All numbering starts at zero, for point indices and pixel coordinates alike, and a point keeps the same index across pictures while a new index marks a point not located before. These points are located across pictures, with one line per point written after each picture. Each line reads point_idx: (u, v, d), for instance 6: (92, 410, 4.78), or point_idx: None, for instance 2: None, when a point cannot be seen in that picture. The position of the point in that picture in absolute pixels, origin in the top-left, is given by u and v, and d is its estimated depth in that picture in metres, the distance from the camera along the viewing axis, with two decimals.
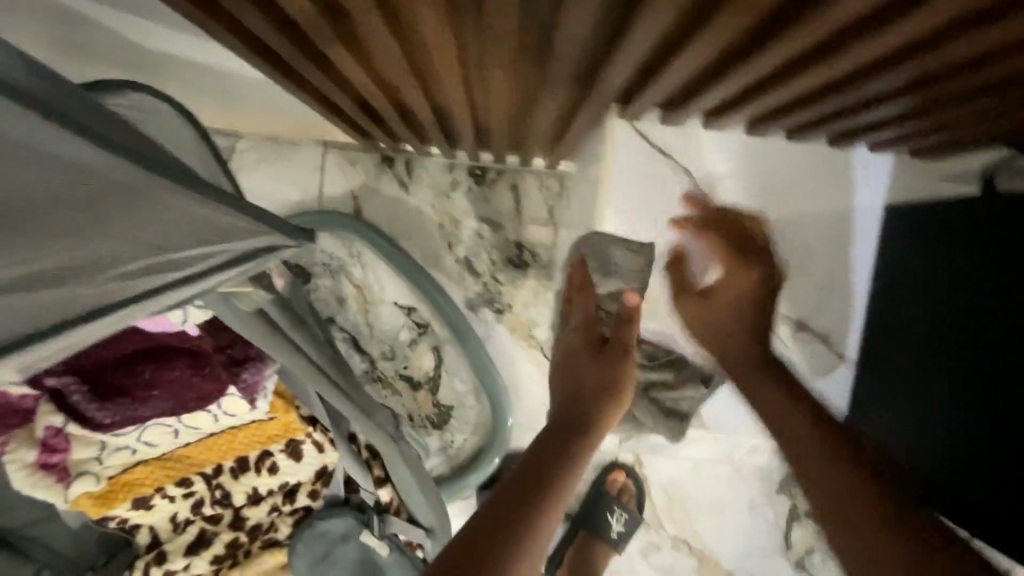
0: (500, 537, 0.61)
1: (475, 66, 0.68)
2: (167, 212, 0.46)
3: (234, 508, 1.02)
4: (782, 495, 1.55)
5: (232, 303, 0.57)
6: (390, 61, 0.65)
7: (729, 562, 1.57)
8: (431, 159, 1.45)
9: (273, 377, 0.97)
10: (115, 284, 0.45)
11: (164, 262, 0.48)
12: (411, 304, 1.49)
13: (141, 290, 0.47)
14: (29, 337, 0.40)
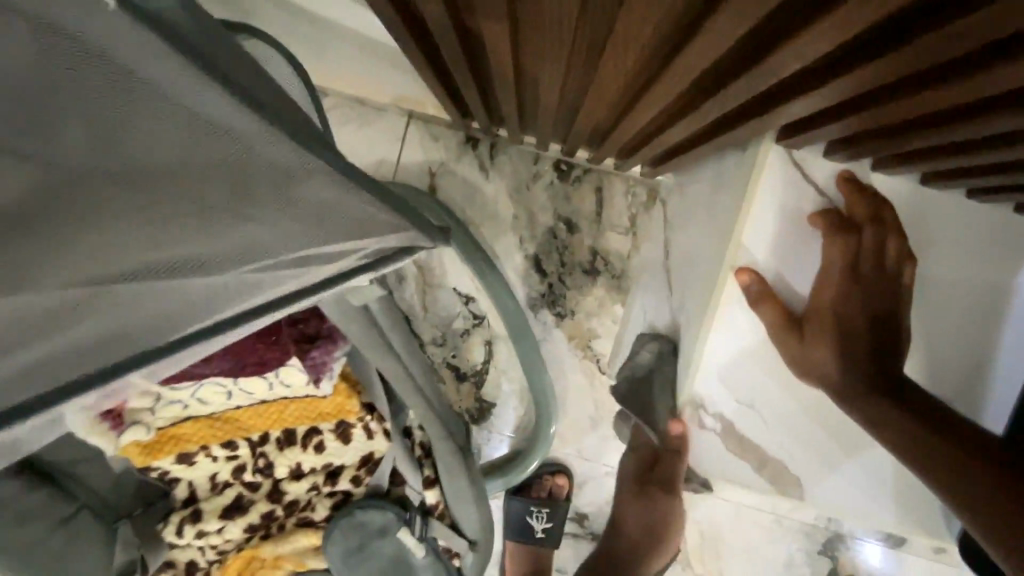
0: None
1: (626, 61, 0.60)
2: (311, 194, 0.44)
3: (274, 479, 0.98)
4: (823, 555, 1.47)
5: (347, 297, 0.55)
6: (548, 37, 0.58)
7: None
8: (517, 147, 1.38)
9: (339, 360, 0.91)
10: (255, 282, 0.48)
11: (290, 262, 0.48)
12: (471, 294, 1.44)
13: (248, 298, 0.50)
14: (224, 324, 0.50)
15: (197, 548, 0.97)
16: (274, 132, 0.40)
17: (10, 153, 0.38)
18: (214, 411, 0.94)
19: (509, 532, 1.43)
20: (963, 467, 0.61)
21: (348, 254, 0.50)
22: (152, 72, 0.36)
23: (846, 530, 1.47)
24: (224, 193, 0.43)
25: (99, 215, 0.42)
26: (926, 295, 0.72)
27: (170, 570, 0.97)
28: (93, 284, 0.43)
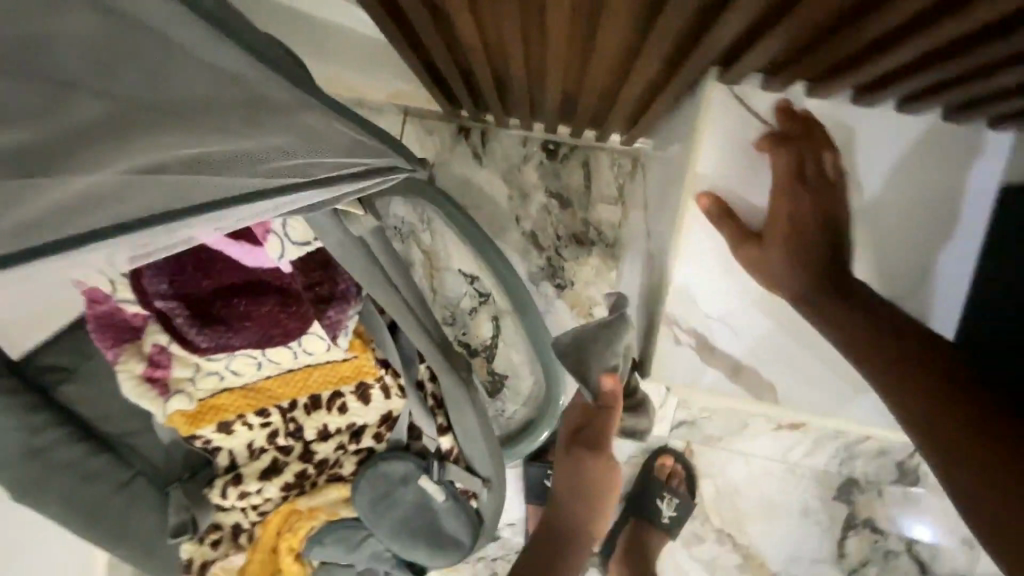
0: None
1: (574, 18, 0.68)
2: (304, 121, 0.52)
3: (305, 441, 1.07)
4: (838, 501, 1.52)
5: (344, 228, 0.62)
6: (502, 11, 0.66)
7: (776, 565, 1.55)
8: (506, 132, 1.47)
9: (353, 317, 0.94)
10: (236, 179, 0.51)
11: (277, 168, 0.52)
12: (475, 273, 1.53)
13: (225, 185, 0.50)
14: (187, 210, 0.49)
15: (241, 510, 1.07)
16: (273, 76, 0.49)
17: (89, 104, 0.44)
18: (247, 382, 1.04)
19: (529, 496, 1.53)
20: (919, 382, 0.67)
21: (329, 167, 0.54)
22: (180, 31, 0.44)
23: (858, 474, 1.51)
24: (229, 115, 0.49)
25: (138, 152, 0.47)
26: None
27: (218, 532, 1.07)
28: (112, 187, 0.47)
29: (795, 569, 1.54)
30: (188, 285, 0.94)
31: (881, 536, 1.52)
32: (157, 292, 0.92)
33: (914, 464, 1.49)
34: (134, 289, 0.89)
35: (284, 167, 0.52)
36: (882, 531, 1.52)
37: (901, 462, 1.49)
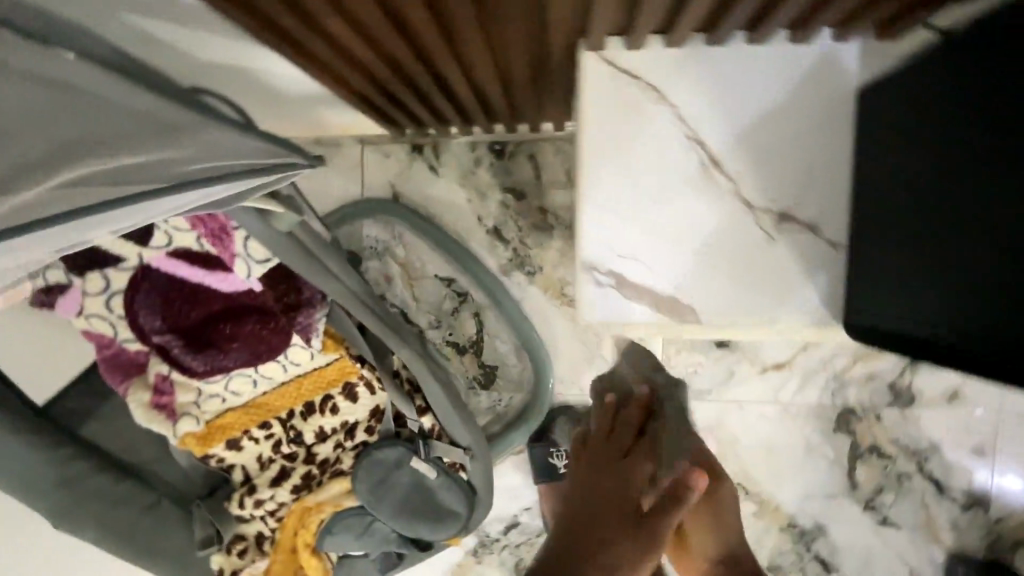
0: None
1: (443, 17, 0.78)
2: (211, 135, 0.58)
3: (306, 445, 1.18)
4: (839, 432, 1.53)
5: (272, 224, 0.70)
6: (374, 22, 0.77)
7: (791, 506, 1.57)
8: (454, 141, 1.58)
9: (323, 319, 1.04)
10: (144, 175, 0.57)
11: (183, 170, 0.58)
12: (451, 275, 1.63)
13: (133, 185, 0.56)
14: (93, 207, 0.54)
15: (260, 519, 1.17)
16: (182, 107, 0.56)
17: (29, 141, 0.52)
18: (246, 400, 1.14)
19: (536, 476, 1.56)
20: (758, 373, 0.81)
21: (231, 163, 0.60)
22: (85, 79, 0.52)
23: (852, 402, 1.52)
24: (140, 133, 0.55)
25: (66, 170, 0.53)
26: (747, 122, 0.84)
27: (243, 542, 1.16)
28: (44, 196, 0.54)
29: (810, 506, 1.57)
30: (177, 318, 1.06)
31: (888, 460, 1.53)
32: (153, 328, 1.04)
33: (906, 383, 1.50)
34: (132, 327, 1.01)
35: (192, 166, 0.58)
36: (889, 455, 1.52)
37: (892, 383, 1.51)
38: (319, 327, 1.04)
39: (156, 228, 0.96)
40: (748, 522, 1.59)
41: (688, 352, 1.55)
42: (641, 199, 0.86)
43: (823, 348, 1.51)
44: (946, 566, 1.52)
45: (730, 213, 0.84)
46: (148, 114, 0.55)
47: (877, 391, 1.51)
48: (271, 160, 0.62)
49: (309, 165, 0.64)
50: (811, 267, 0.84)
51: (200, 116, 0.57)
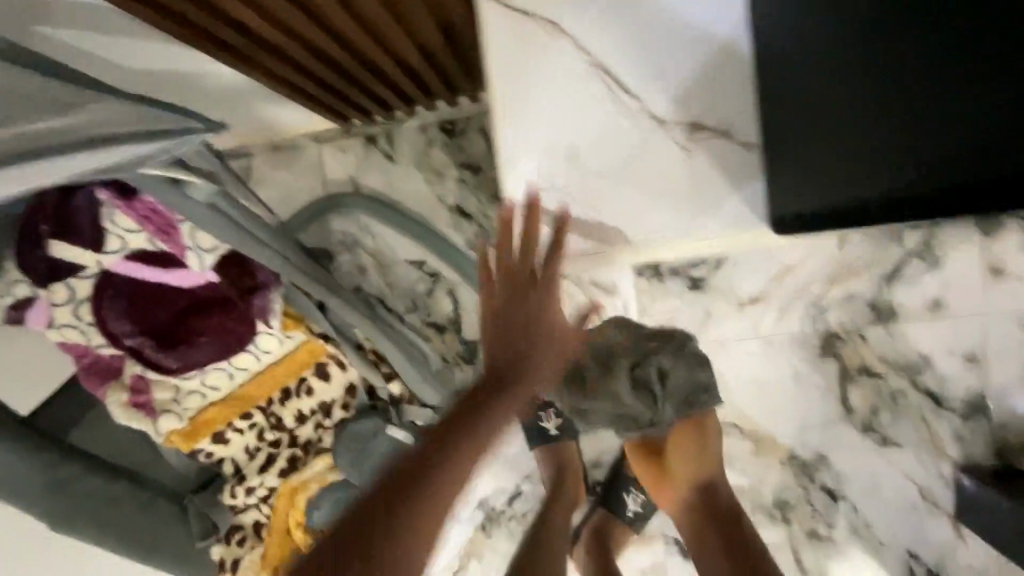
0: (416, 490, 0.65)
1: None
2: (104, 106, 0.60)
3: (288, 430, 1.22)
4: (827, 358, 1.52)
5: (189, 194, 0.74)
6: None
7: (788, 439, 1.56)
8: (405, 126, 1.61)
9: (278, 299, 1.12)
10: (40, 142, 0.55)
11: (80, 135, 0.58)
12: (421, 258, 1.66)
13: (26, 147, 0.54)
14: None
15: (255, 506, 1.22)
16: (64, 84, 0.58)
17: None
18: (226, 394, 1.18)
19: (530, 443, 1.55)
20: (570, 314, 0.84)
21: (130, 129, 0.62)
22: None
23: (834, 326, 1.51)
24: (27, 101, 0.55)
25: None
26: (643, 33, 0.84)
27: (241, 531, 1.21)
28: None
29: (809, 437, 1.55)
30: (145, 320, 1.10)
31: (880, 378, 1.51)
32: (123, 332, 1.08)
33: (886, 298, 1.48)
34: (102, 332, 1.05)
35: (89, 132, 0.58)
36: (880, 374, 1.50)
37: (872, 301, 1.49)
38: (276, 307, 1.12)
39: (108, 232, 0.99)
40: (748, 461, 1.59)
41: (662, 299, 1.56)
42: (556, 135, 0.88)
43: (797, 275, 1.50)
44: (955, 479, 1.49)
45: (642, 132, 0.86)
46: (36, 86, 0.56)
47: (858, 312, 1.49)
48: (172, 126, 0.65)
49: (211, 127, 0.68)
50: (728, 172, 0.86)
51: (103, 88, 0.61)
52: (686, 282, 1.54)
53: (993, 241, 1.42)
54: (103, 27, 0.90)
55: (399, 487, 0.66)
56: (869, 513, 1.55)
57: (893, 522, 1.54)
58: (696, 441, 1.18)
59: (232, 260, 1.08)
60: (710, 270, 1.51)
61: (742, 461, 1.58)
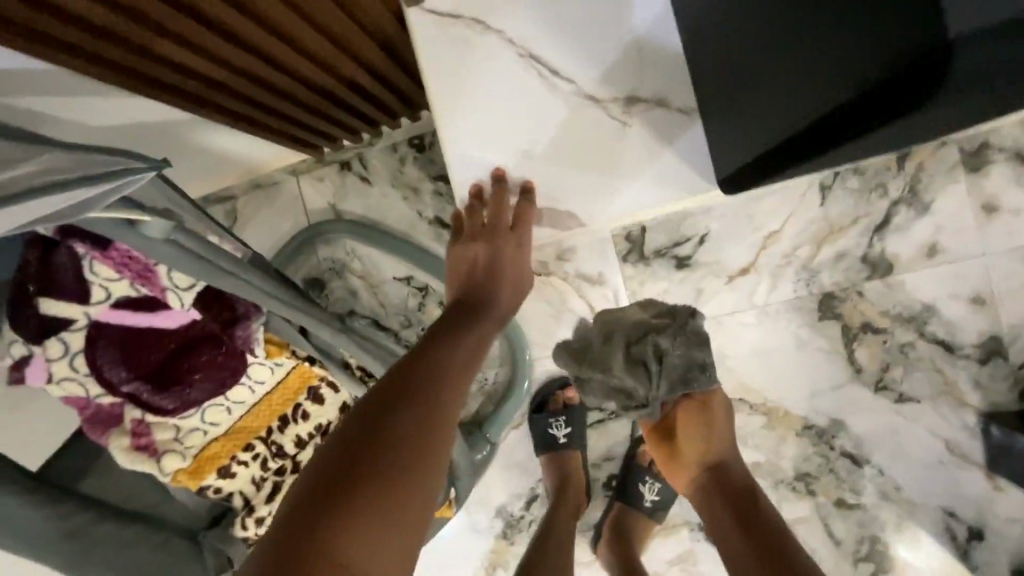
0: (377, 473, 0.64)
1: (250, 5, 0.85)
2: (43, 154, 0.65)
3: (290, 456, 1.25)
4: (827, 320, 1.48)
5: (145, 232, 0.77)
6: (191, 31, 0.84)
7: (800, 408, 1.52)
8: (376, 148, 1.65)
9: (260, 330, 1.11)
10: None
11: (23, 181, 0.63)
12: (408, 274, 1.68)
13: None
14: None
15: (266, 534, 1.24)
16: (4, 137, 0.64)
17: None
18: (226, 428, 1.21)
19: (536, 446, 1.56)
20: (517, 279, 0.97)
21: (72, 171, 0.67)
22: None
23: (829, 286, 1.47)
24: None
25: None
26: (562, 28, 0.95)
27: None
28: None
29: (821, 403, 1.51)
30: (139, 365, 1.12)
31: (885, 334, 1.46)
32: (119, 379, 1.11)
33: (878, 251, 1.44)
34: (99, 381, 1.09)
35: (34, 178, 0.64)
36: (885, 329, 1.46)
37: (864, 255, 1.45)
38: (259, 338, 1.12)
39: (92, 283, 1.03)
40: (763, 436, 1.55)
41: (651, 283, 1.53)
42: (503, 125, 0.99)
43: (783, 240, 1.47)
44: (981, 427, 1.43)
45: (578, 113, 0.98)
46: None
47: (852, 269, 1.46)
48: (114, 167, 0.70)
49: (153, 166, 0.72)
50: (661, 136, 0.98)
51: (40, 146, 0.65)
52: (672, 262, 1.52)
53: (980, 177, 1.39)
54: (65, 91, 0.96)
55: (359, 470, 0.63)
56: (896, 474, 1.49)
57: (923, 480, 1.48)
58: (698, 420, 1.10)
59: (211, 296, 1.09)
60: (694, 247, 1.49)
61: (756, 437, 1.55)
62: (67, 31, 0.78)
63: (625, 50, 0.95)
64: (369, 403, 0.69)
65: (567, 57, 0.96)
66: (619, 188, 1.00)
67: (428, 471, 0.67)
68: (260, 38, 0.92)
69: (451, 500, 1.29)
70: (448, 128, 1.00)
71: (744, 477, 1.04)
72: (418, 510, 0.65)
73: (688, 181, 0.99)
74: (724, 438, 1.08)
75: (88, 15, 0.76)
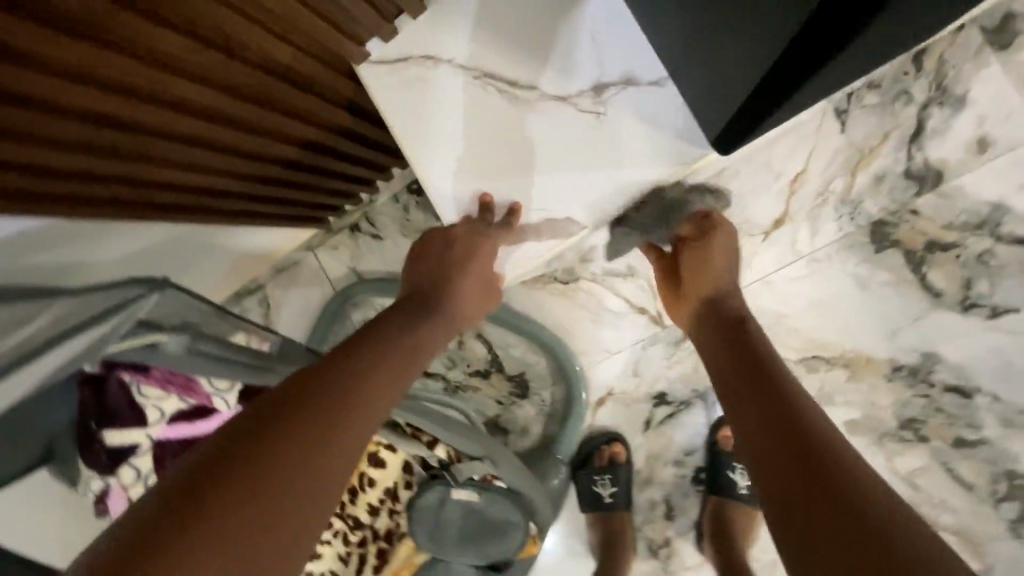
0: (277, 458, 0.61)
1: (211, 112, 0.88)
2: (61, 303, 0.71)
3: (368, 525, 1.22)
4: (885, 249, 1.35)
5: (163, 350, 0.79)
6: (167, 151, 0.88)
7: (882, 350, 1.39)
8: (379, 203, 1.67)
9: None
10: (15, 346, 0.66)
11: (46, 331, 0.69)
12: None
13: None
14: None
15: None
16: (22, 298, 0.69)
17: None
18: None
19: (583, 503, 1.57)
20: (479, 288, 0.95)
21: (86, 311, 0.71)
22: None
23: (878, 213, 1.34)
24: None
25: None
26: (516, 44, 0.99)
27: None
28: None
29: (904, 339, 1.37)
30: None
31: (957, 248, 1.32)
32: None
33: (920, 162, 1.28)
34: None
35: (54, 326, 0.69)
36: (954, 243, 1.32)
37: (906, 170, 1.29)
38: None
39: (147, 405, 1.09)
40: (850, 390, 1.43)
41: None
42: (479, 147, 1.03)
43: (812, 179, 1.33)
44: None
45: (548, 114, 1.00)
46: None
47: (900, 188, 1.32)
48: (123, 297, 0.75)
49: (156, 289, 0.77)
50: (644, 114, 0.99)
51: (45, 300, 0.70)
52: None
53: (1015, 52, 1.16)
54: (81, 236, 1.03)
55: (248, 460, 0.60)
56: (1015, 398, 1.32)
57: None
58: (702, 264, 1.08)
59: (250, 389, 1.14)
60: (717, 214, 1.37)
61: (842, 393, 1.43)
62: (47, 184, 0.81)
63: (581, 45, 0.98)
64: (288, 391, 0.67)
65: (526, 69, 1.00)
66: (616, 175, 1.02)
67: (321, 467, 0.62)
68: (232, 140, 0.95)
69: (535, 535, 1.23)
70: (431, 169, 1.04)
71: (740, 310, 1.01)
72: (314, 503, 0.61)
73: (682, 152, 0.99)
74: (730, 282, 1.07)
75: (63, 165, 0.79)
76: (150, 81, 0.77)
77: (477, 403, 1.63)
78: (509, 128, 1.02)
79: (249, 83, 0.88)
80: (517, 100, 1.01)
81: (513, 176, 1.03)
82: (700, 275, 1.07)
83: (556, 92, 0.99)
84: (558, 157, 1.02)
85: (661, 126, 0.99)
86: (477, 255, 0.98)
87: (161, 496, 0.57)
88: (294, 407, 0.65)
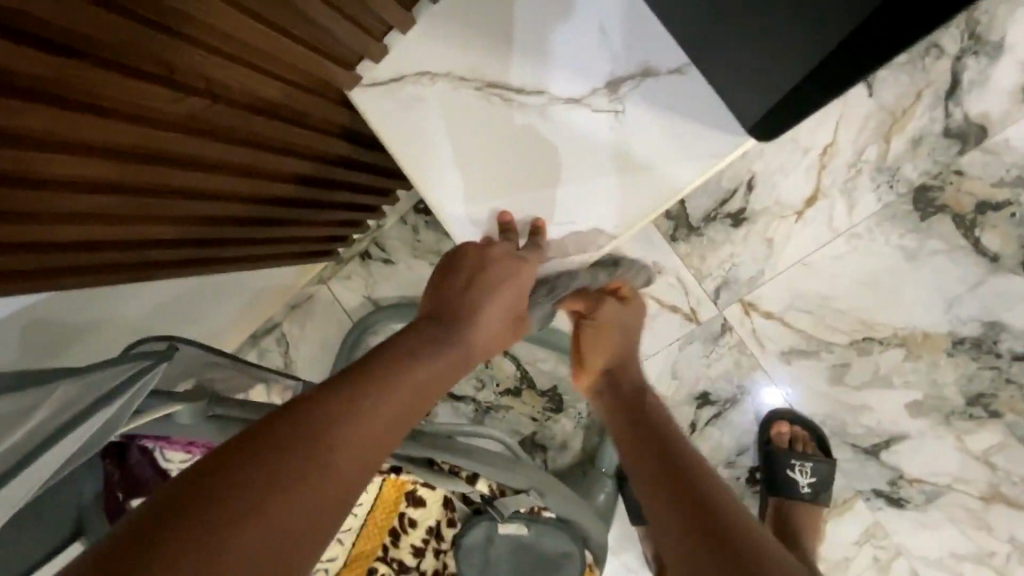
0: (272, 491, 0.52)
1: (207, 163, 0.84)
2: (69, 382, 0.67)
3: (415, 567, 1.16)
4: (931, 216, 1.25)
5: (180, 418, 0.75)
6: (166, 209, 0.84)
7: (939, 324, 1.29)
8: (387, 227, 1.62)
9: None
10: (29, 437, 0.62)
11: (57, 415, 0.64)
12: None
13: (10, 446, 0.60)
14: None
15: None
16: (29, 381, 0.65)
17: None
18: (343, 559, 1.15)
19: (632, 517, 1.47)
20: (511, 312, 0.88)
21: (95, 387, 0.67)
22: None
23: (919, 177, 1.24)
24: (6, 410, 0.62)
25: None
26: (519, 44, 0.92)
27: None
28: None
29: (962, 309, 1.27)
30: None
31: (1011, 206, 1.21)
32: None
33: (960, 118, 1.20)
34: None
35: (65, 408, 0.65)
36: (1008, 201, 1.21)
37: (945, 129, 1.21)
38: None
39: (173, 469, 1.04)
40: (908, 371, 1.33)
41: (713, 252, 1.38)
42: (490, 161, 0.97)
43: (843, 149, 1.26)
44: None
45: (559, 117, 0.94)
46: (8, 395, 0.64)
47: (939, 149, 1.23)
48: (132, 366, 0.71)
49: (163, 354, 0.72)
50: (663, 104, 0.92)
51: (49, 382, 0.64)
52: (727, 221, 1.35)
53: None
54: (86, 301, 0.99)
55: (239, 493, 0.51)
56: None
57: None
58: (601, 338, 1.12)
59: None
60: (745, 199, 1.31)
61: (900, 374, 1.33)
62: (44, 257, 0.76)
63: (587, 39, 0.92)
64: (297, 410, 0.58)
65: (531, 71, 0.93)
66: (639, 175, 0.94)
67: (323, 505, 0.53)
68: (231, 188, 0.91)
69: (592, 561, 1.16)
70: (439, 189, 0.98)
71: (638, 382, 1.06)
72: (307, 549, 0.51)
73: (711, 142, 0.91)
74: (630, 352, 1.12)
75: (55, 236, 0.74)
76: (143, 141, 0.73)
77: (511, 423, 1.56)
78: (519, 136, 0.95)
79: (242, 127, 0.83)
80: (526, 105, 0.94)
81: (529, 188, 0.97)
82: (599, 348, 1.11)
83: (565, 92, 0.93)
84: (576, 162, 0.95)
85: (684, 116, 0.91)
86: (514, 274, 0.89)
87: (128, 530, 0.47)
88: (299, 428, 0.56)
